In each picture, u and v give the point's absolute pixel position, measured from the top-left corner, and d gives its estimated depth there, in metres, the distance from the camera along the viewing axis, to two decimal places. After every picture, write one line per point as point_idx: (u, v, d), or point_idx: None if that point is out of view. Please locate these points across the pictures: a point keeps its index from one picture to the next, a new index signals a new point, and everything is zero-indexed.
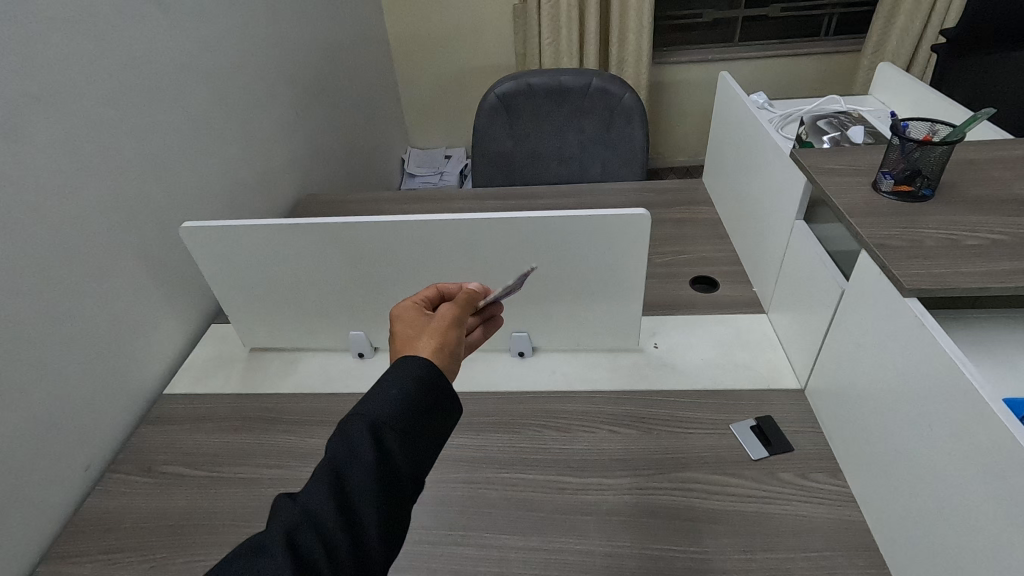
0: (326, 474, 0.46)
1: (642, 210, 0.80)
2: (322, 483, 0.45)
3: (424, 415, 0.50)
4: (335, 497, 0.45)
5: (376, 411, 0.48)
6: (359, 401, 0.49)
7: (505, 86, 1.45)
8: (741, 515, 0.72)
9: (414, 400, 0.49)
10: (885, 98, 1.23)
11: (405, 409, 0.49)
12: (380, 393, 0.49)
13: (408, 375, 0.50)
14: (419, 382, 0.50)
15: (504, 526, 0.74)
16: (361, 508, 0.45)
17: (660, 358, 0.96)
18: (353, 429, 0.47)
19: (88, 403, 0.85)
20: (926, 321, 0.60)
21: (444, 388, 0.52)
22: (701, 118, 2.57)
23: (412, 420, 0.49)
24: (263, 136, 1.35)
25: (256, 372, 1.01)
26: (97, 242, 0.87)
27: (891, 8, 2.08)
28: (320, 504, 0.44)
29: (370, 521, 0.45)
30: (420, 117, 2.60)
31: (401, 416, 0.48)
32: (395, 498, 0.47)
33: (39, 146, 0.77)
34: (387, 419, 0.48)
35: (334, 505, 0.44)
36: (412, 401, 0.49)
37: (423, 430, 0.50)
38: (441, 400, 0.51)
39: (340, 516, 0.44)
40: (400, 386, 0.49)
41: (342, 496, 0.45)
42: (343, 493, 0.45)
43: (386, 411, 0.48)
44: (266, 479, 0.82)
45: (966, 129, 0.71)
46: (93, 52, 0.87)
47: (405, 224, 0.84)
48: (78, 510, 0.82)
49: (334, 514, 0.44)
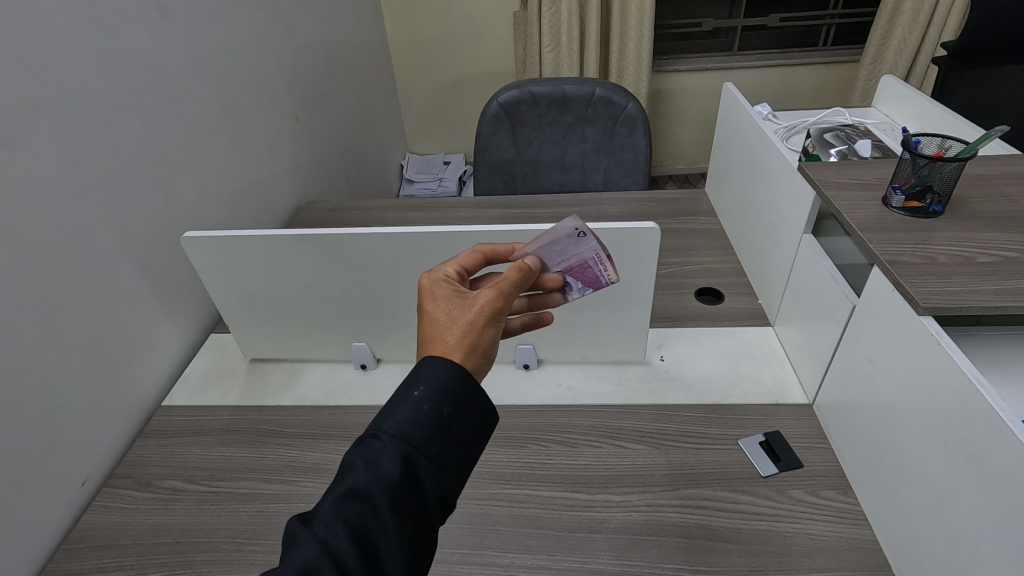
0: (347, 498, 0.43)
1: (652, 223, 0.80)
2: (342, 512, 0.43)
3: (456, 435, 0.48)
4: (355, 525, 0.43)
5: (405, 430, 0.46)
6: (386, 419, 0.46)
7: (507, 94, 1.45)
8: (751, 533, 0.71)
9: (446, 420, 0.47)
10: (889, 111, 1.23)
11: (431, 426, 0.46)
12: (407, 411, 0.47)
13: (440, 391, 0.48)
14: (452, 400, 0.48)
15: (513, 544, 0.73)
16: (381, 537, 0.43)
17: (667, 372, 0.95)
18: (380, 448, 0.45)
19: (86, 416, 0.83)
20: (941, 337, 0.60)
21: (476, 404, 0.49)
22: (701, 126, 2.58)
23: (443, 441, 0.47)
24: (263, 143, 1.33)
25: (257, 383, 1.00)
26: (95, 252, 0.85)
27: (888, 19, 2.09)
28: (339, 533, 0.42)
29: (392, 550, 0.43)
30: (419, 122, 2.59)
31: (428, 438, 0.46)
32: (419, 524, 0.45)
33: (38, 155, 0.76)
34: (412, 438, 0.46)
35: (352, 532, 0.42)
36: (443, 421, 0.47)
37: (452, 454, 0.47)
38: (471, 417, 0.49)
39: (360, 546, 0.42)
40: (427, 402, 0.47)
41: (362, 525, 0.43)
42: (364, 522, 0.43)
43: (411, 429, 0.46)
44: (267, 494, 0.81)
45: (979, 147, 0.71)
46: (93, 58, 0.85)
47: (413, 235, 0.83)
48: (74, 526, 0.80)
49: (354, 546, 0.42)
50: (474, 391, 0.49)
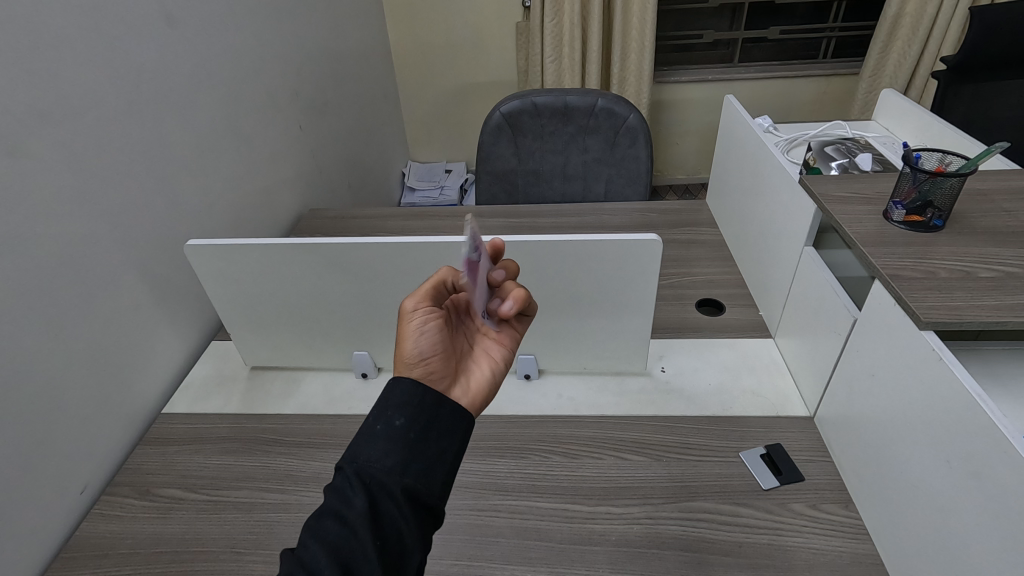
0: (321, 519, 0.47)
1: (654, 235, 0.79)
2: (318, 533, 0.46)
3: (417, 445, 0.50)
4: (329, 540, 0.45)
5: (365, 449, 0.49)
6: (349, 444, 0.50)
7: (510, 105, 1.46)
8: (753, 547, 0.71)
9: (403, 430, 0.50)
10: (889, 125, 1.23)
11: (391, 440, 0.50)
12: (366, 431, 0.50)
13: (391, 405, 0.51)
14: (407, 413, 0.51)
15: (512, 556, 0.72)
16: (357, 546, 0.45)
17: (668, 383, 0.95)
18: (345, 469, 0.49)
19: (85, 424, 0.83)
20: (942, 353, 0.59)
21: (432, 410, 0.52)
22: (701, 137, 2.59)
23: (403, 452, 0.49)
24: (266, 150, 1.34)
25: (257, 391, 1.00)
26: (97, 258, 0.85)
27: (888, 33, 2.12)
28: (315, 551, 0.45)
29: (369, 558, 0.45)
30: (421, 131, 2.60)
31: (389, 451, 0.49)
32: (395, 533, 0.47)
33: (43, 164, 0.77)
34: (373, 455, 0.49)
35: (328, 548, 0.45)
36: (402, 434, 0.50)
37: (417, 463, 0.50)
38: (432, 423, 0.52)
39: (336, 559, 0.45)
40: (385, 421, 0.51)
41: (337, 541, 0.45)
42: (338, 537, 0.46)
43: (371, 447, 0.49)
44: (266, 503, 0.81)
45: (978, 162, 0.71)
46: (100, 67, 0.86)
47: (415, 246, 0.83)
48: (73, 534, 0.80)
49: (329, 558, 0.44)
50: (426, 398, 0.53)
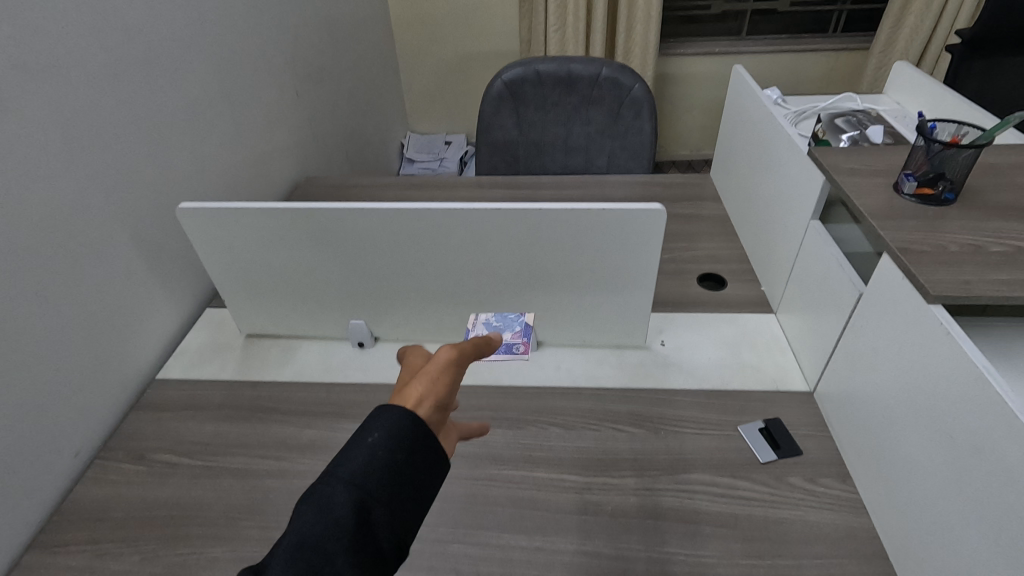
0: (288, 555, 0.32)
1: (658, 205, 0.77)
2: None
3: (436, 470, 0.38)
4: None
5: (367, 468, 0.34)
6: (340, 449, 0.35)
7: (512, 73, 1.41)
8: (749, 520, 0.71)
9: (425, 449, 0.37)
10: (900, 99, 1.20)
11: (402, 463, 0.35)
12: (368, 439, 0.36)
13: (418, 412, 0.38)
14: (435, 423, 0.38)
15: (506, 525, 0.72)
16: None
17: (667, 357, 0.94)
18: (334, 489, 0.34)
19: (77, 389, 0.82)
20: (950, 328, 0.57)
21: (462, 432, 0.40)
22: (705, 113, 2.55)
23: (418, 479, 0.36)
24: (261, 115, 1.31)
25: (252, 359, 0.99)
26: (87, 220, 0.83)
27: (901, 7, 2.06)
28: None
29: None
30: (421, 101, 2.55)
31: (400, 476, 0.35)
32: None
33: (32, 121, 0.74)
34: (377, 475, 0.35)
35: None
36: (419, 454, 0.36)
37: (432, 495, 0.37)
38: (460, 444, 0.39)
39: None
40: (401, 433, 0.36)
41: None
42: None
43: (376, 465, 0.35)
44: (262, 470, 0.80)
45: (995, 134, 0.69)
46: (89, 21, 0.83)
47: (411, 213, 0.80)
48: (66, 498, 0.79)
49: None
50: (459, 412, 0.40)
